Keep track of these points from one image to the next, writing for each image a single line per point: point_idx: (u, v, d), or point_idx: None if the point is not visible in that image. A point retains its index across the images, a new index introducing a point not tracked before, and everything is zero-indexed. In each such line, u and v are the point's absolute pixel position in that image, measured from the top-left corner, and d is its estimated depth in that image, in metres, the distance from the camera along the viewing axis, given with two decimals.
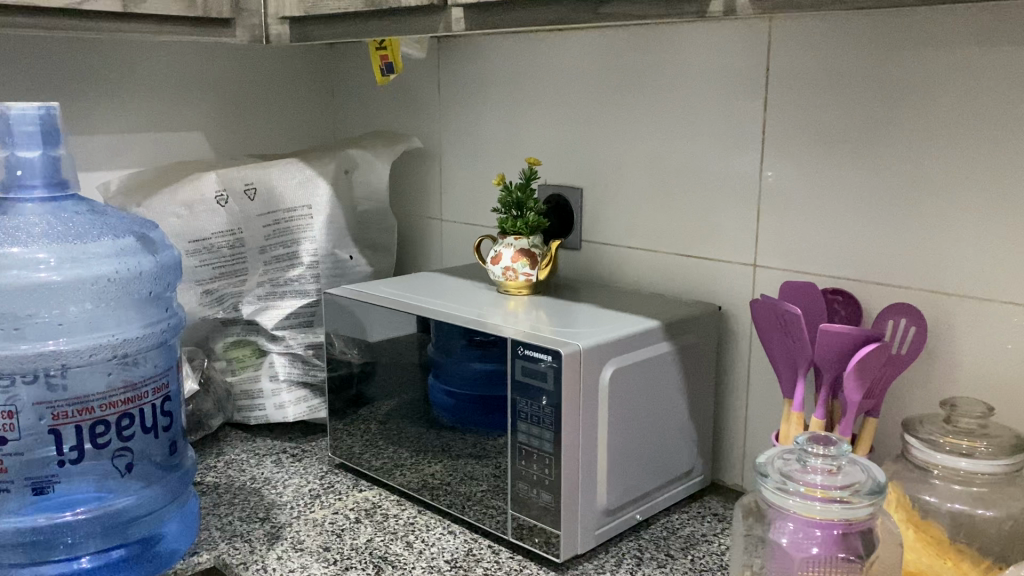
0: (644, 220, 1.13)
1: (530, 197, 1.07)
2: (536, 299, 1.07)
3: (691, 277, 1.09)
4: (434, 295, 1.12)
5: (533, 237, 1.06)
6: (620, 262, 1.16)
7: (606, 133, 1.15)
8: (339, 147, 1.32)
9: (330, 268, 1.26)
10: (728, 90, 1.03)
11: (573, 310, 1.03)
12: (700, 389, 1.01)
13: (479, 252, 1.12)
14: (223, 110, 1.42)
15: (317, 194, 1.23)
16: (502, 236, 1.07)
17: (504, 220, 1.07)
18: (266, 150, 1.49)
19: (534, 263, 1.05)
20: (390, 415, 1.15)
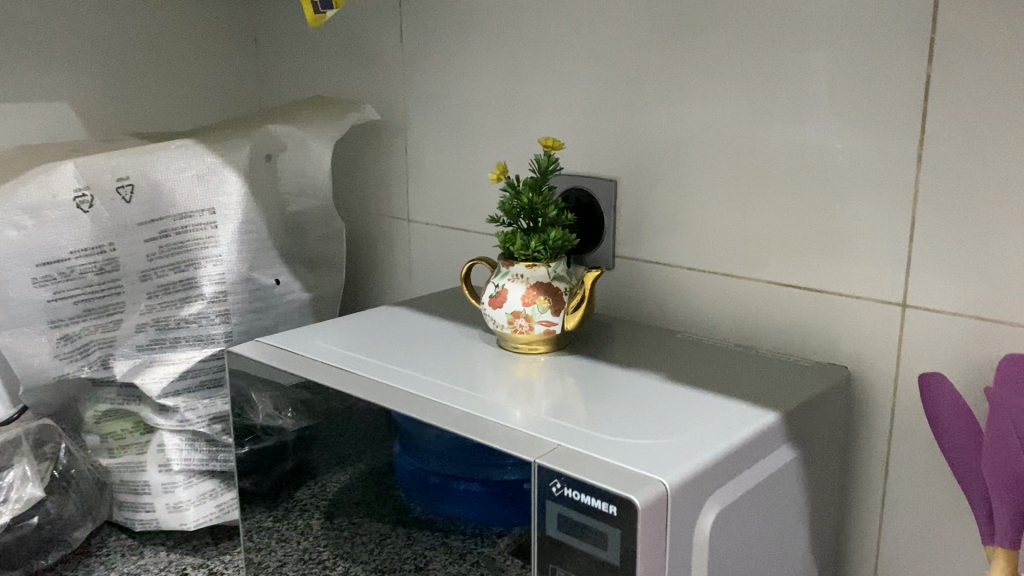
0: (716, 229, 0.75)
1: (548, 200, 0.68)
2: (559, 369, 0.67)
3: (794, 317, 0.71)
4: (397, 350, 0.72)
5: (555, 264, 0.67)
6: (676, 288, 0.79)
7: (656, 98, 0.76)
8: (258, 119, 0.91)
9: (247, 299, 0.86)
10: (863, 26, 0.64)
11: (618, 382, 0.64)
12: (825, 504, 0.64)
13: (469, 284, 0.73)
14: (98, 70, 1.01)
15: (226, 192, 0.84)
16: (505, 263, 0.68)
17: (507, 238, 0.68)
18: (166, 124, 1.08)
19: (557, 307, 0.66)
20: (339, 504, 0.75)
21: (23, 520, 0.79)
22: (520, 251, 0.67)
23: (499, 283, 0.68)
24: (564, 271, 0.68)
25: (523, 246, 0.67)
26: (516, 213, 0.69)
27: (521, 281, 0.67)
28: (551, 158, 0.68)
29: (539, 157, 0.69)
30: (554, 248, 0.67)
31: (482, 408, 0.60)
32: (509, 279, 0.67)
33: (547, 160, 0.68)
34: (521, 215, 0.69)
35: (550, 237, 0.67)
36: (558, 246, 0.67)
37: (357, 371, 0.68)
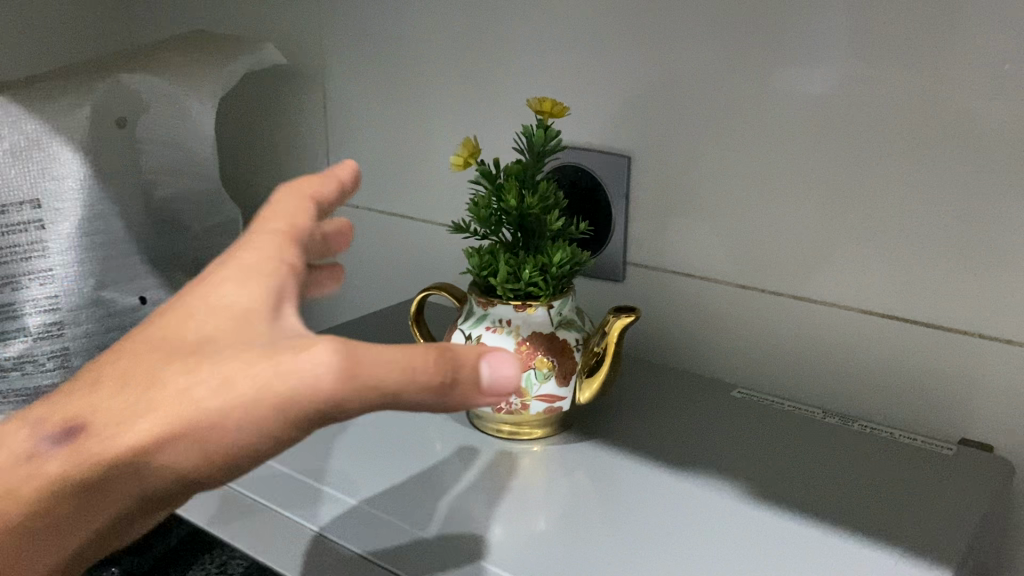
0: (785, 235, 0.51)
1: (546, 200, 0.43)
2: (575, 480, 0.42)
3: (906, 369, 0.48)
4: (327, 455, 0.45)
5: (558, 303, 0.43)
6: (713, 313, 0.55)
7: (695, 38, 0.51)
8: (107, 65, 0.63)
9: (96, 331, 0.60)
10: None
11: (666, 501, 0.41)
12: None
13: (418, 324, 0.48)
14: None
15: (59, 176, 0.57)
16: (479, 301, 0.43)
17: (482, 260, 0.43)
18: None
19: (564, 375, 0.42)
20: None
21: None
22: (505, 285, 0.42)
23: (471, 333, 0.43)
24: (572, 316, 0.43)
25: (508, 276, 0.42)
26: (495, 220, 0.43)
27: (507, 332, 0.42)
28: (551, 135, 0.43)
29: (529, 131, 0.44)
30: (557, 279, 0.42)
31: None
32: (488, 327, 0.43)
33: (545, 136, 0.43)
34: (501, 222, 0.44)
35: (552, 262, 0.42)
36: (563, 275, 0.42)
37: (256, 496, 0.41)
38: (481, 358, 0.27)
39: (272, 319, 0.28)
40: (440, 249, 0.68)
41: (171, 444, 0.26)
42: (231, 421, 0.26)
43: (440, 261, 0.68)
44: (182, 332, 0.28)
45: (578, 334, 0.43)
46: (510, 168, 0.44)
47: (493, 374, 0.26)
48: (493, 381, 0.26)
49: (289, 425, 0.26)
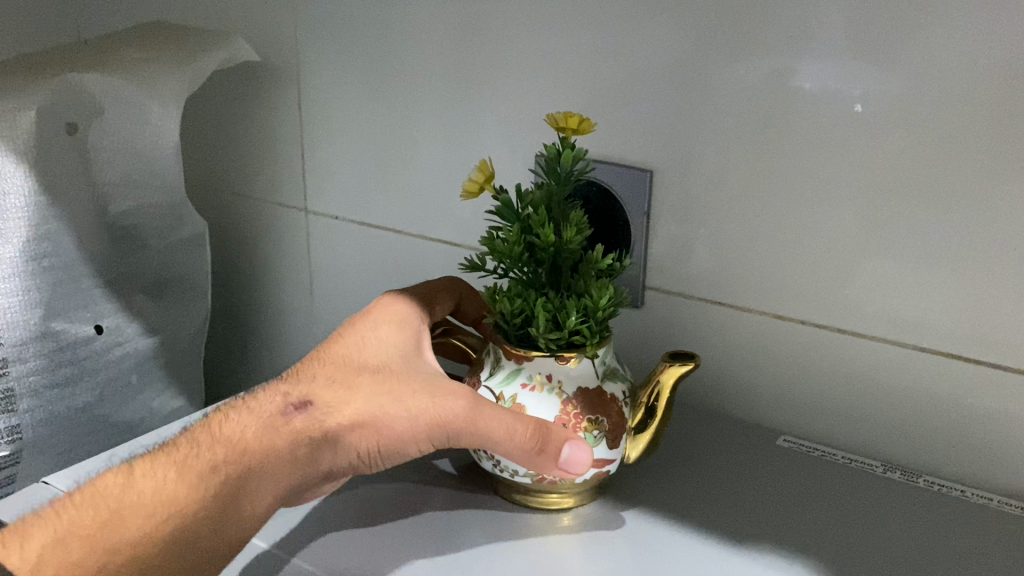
0: (832, 263, 0.46)
1: (581, 230, 0.38)
2: (615, 557, 0.37)
3: (966, 414, 0.44)
4: (328, 535, 0.39)
5: (603, 352, 0.39)
6: (743, 345, 0.50)
7: (733, 39, 0.45)
8: (49, 64, 0.55)
9: (46, 368, 0.53)
10: None
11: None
12: None
13: None
14: None
15: None
16: (512, 357, 0.39)
17: (514, 308, 0.38)
18: None
19: (614, 434, 0.39)
20: None
21: None
22: (547, 337, 0.38)
23: (504, 394, 0.39)
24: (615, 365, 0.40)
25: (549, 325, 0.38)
26: (523, 258, 0.38)
27: (550, 390, 0.39)
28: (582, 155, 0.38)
29: (550, 151, 0.38)
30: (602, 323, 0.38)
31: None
32: (525, 386, 0.39)
33: (573, 156, 0.38)
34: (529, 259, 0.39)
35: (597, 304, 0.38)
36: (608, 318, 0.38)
37: None
38: (568, 441, 0.37)
39: (421, 363, 0.40)
40: (430, 267, 0.62)
41: (356, 433, 0.37)
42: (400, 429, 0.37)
43: (429, 281, 0.62)
44: (364, 354, 0.40)
45: (622, 384, 0.40)
46: (532, 195, 0.39)
47: (572, 454, 0.37)
48: (569, 459, 0.37)
49: (438, 439, 0.37)
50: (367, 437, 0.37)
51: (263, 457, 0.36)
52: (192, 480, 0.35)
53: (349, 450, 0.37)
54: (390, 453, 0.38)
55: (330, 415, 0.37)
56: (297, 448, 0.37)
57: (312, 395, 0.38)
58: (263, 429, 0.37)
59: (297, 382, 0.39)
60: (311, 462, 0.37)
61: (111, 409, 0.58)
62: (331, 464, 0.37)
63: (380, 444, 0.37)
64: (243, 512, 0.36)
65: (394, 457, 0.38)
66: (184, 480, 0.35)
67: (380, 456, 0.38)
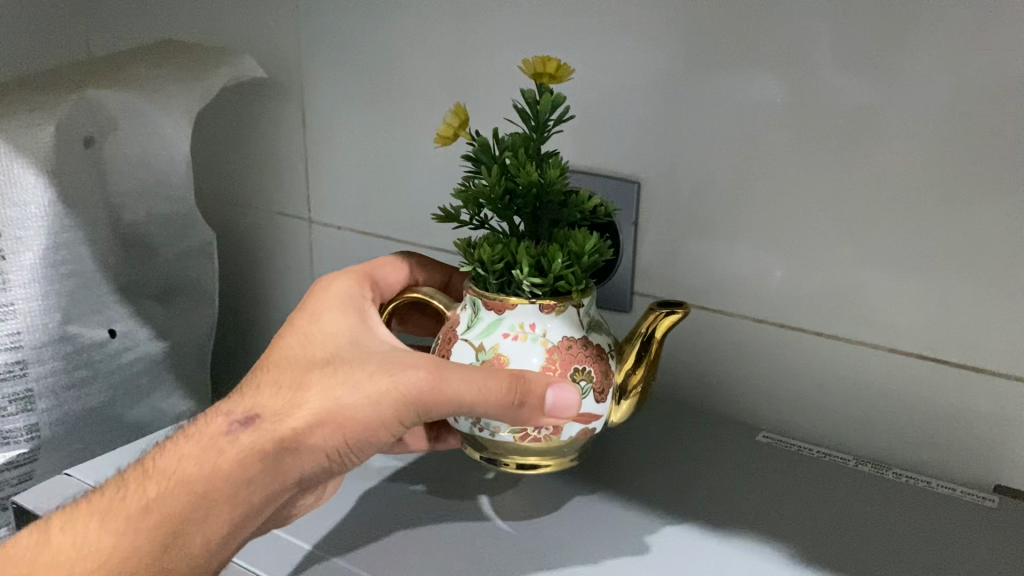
0: (807, 268, 0.48)
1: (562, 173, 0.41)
2: (600, 540, 0.40)
3: (931, 408, 0.46)
4: (332, 522, 0.41)
5: (586, 302, 0.42)
6: (725, 347, 0.53)
7: (713, 58, 0.48)
8: (67, 80, 0.58)
9: (63, 370, 0.55)
10: None
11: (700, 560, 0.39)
12: None
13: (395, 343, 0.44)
14: None
15: (20, 203, 0.52)
16: (495, 307, 0.41)
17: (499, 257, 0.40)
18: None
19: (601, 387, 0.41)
20: None
21: None
22: (532, 282, 0.40)
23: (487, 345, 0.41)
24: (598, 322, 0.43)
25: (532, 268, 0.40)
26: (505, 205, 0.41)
27: (533, 338, 0.40)
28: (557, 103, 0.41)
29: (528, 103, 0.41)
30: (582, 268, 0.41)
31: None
32: (508, 335, 0.40)
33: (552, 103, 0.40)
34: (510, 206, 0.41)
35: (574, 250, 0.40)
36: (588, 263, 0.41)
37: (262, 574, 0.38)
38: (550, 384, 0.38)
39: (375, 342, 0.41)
40: None
41: (316, 432, 0.38)
42: (362, 416, 0.38)
43: None
44: (312, 352, 0.41)
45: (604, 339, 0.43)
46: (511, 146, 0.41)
47: (556, 398, 0.38)
48: (556, 403, 0.38)
49: (405, 415, 0.38)
50: (332, 430, 0.38)
51: (208, 479, 0.38)
52: (117, 525, 0.36)
53: (317, 449, 0.38)
54: (361, 440, 0.39)
55: (282, 420, 0.38)
56: (246, 464, 0.38)
57: (260, 406, 0.39)
58: (205, 453, 0.38)
59: (244, 396, 0.40)
60: (268, 471, 0.38)
61: (121, 410, 0.60)
62: (299, 467, 0.39)
63: (345, 436, 0.38)
64: (189, 539, 0.37)
65: (362, 446, 0.39)
66: (115, 526, 0.36)
67: (348, 447, 0.39)
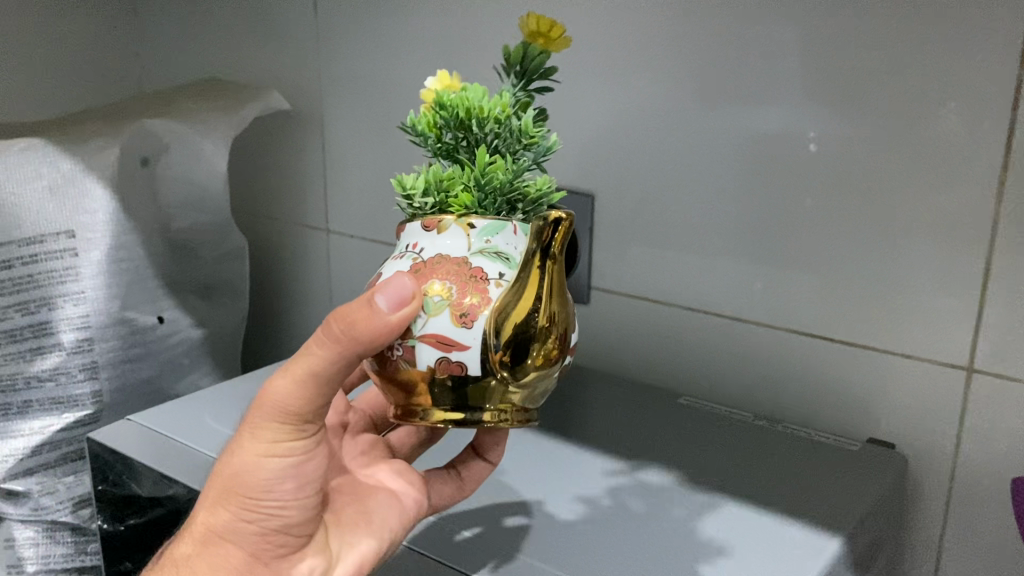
0: (723, 265, 0.59)
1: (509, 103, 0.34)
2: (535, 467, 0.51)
3: (818, 375, 0.57)
4: None
5: (479, 225, 0.34)
6: (662, 331, 0.64)
7: (646, 94, 0.60)
8: (131, 111, 0.71)
9: (121, 347, 0.67)
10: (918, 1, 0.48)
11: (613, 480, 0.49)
12: None
13: None
14: None
15: (90, 210, 0.65)
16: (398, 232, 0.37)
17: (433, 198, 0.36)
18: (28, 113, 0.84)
19: (463, 308, 0.33)
20: None
21: None
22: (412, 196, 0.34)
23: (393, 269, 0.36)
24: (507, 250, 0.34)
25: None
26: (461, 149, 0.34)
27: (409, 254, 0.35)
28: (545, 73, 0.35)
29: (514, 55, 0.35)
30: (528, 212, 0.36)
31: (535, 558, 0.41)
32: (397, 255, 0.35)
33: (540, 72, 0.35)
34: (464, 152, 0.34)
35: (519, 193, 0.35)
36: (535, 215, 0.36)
37: None
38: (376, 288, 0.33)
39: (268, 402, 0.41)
40: None
41: (222, 501, 0.39)
42: (245, 460, 0.38)
43: None
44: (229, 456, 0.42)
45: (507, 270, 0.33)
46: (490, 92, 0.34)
47: (382, 300, 0.32)
48: (381, 304, 0.32)
49: (283, 439, 0.37)
50: (233, 492, 0.38)
51: None
52: None
53: (235, 520, 0.38)
54: (264, 482, 0.38)
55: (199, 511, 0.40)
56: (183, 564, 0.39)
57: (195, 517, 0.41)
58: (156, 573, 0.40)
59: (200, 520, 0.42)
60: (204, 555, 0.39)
61: (166, 384, 0.72)
62: (235, 543, 0.39)
63: (245, 490, 0.38)
64: None
65: (272, 488, 0.38)
66: None
67: (258, 496, 0.38)
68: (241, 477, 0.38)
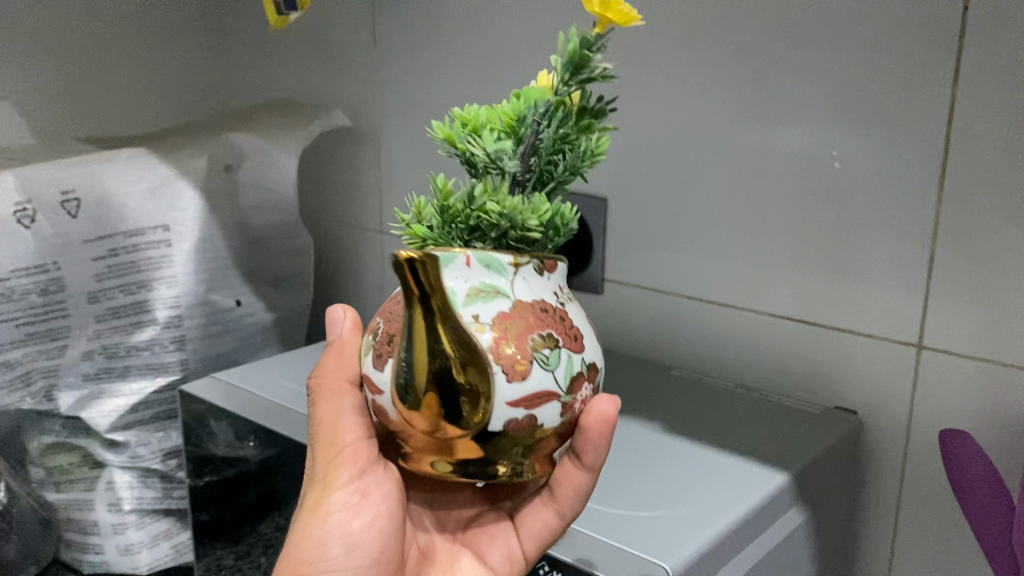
0: (716, 257, 0.69)
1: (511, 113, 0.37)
2: None
3: (793, 352, 0.66)
4: None
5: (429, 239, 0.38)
6: (665, 315, 0.73)
7: (653, 111, 0.71)
8: (219, 127, 0.84)
9: (203, 324, 0.81)
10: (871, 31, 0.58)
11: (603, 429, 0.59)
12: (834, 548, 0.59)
13: None
14: (54, 74, 0.89)
15: (182, 208, 0.78)
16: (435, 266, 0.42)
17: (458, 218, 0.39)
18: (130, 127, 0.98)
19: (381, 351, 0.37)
20: None
21: None
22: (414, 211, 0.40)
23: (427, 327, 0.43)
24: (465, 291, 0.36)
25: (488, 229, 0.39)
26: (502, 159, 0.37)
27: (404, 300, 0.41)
28: (607, 69, 0.36)
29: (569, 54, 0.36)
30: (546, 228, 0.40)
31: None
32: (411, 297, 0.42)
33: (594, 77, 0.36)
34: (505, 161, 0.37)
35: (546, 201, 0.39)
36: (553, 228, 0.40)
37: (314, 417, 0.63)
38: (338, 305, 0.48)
39: None
40: None
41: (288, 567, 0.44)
42: (302, 527, 0.45)
43: None
44: None
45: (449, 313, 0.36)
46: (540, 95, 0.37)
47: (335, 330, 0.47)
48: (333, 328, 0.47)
49: (328, 497, 0.45)
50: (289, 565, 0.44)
51: None
52: None
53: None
54: (316, 539, 0.44)
55: None
56: None
57: None
58: None
59: None
60: None
61: (241, 358, 0.85)
62: None
63: (304, 550, 0.44)
64: None
65: (322, 541, 0.44)
66: None
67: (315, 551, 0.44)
68: (301, 540, 0.44)
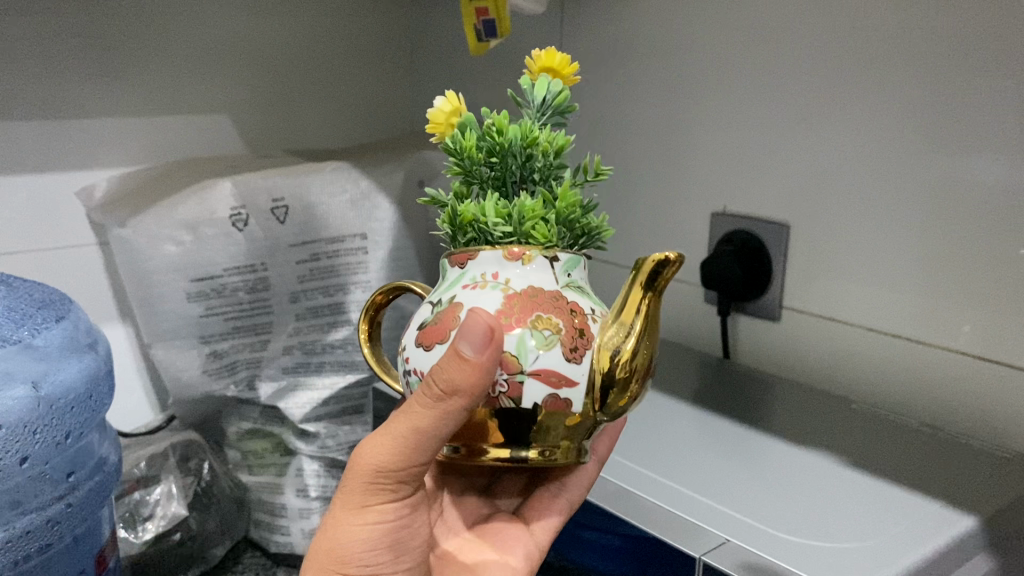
0: (902, 292, 0.68)
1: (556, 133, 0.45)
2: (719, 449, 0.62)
3: (985, 394, 0.63)
4: None
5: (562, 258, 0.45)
6: (846, 347, 0.72)
7: (839, 142, 0.70)
8: (414, 144, 0.89)
9: (391, 328, 0.87)
10: None
11: (779, 460, 0.59)
12: None
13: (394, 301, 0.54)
14: (272, 94, 0.98)
15: (378, 220, 0.83)
16: (460, 264, 0.46)
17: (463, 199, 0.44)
18: (334, 143, 1.06)
19: (572, 346, 0.42)
20: None
21: (166, 535, 0.78)
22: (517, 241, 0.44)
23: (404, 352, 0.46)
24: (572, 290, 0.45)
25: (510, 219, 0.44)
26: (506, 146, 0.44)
27: (494, 285, 0.43)
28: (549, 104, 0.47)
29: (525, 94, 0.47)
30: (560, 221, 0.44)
31: (695, 504, 0.53)
32: (468, 286, 0.44)
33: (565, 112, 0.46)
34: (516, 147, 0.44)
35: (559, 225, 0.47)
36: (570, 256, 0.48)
37: None
38: (456, 339, 0.40)
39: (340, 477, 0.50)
40: None
41: (339, 549, 0.48)
42: (355, 519, 0.47)
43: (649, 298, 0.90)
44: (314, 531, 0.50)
45: (598, 306, 0.45)
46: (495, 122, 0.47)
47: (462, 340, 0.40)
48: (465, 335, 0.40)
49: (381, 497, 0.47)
50: (336, 565, 0.48)
51: None
52: None
53: (353, 561, 0.48)
54: (373, 534, 0.48)
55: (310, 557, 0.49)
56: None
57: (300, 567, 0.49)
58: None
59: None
60: None
61: None
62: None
63: (361, 540, 0.48)
64: None
65: (379, 540, 0.48)
66: None
67: (370, 545, 0.48)
68: (356, 533, 0.47)
